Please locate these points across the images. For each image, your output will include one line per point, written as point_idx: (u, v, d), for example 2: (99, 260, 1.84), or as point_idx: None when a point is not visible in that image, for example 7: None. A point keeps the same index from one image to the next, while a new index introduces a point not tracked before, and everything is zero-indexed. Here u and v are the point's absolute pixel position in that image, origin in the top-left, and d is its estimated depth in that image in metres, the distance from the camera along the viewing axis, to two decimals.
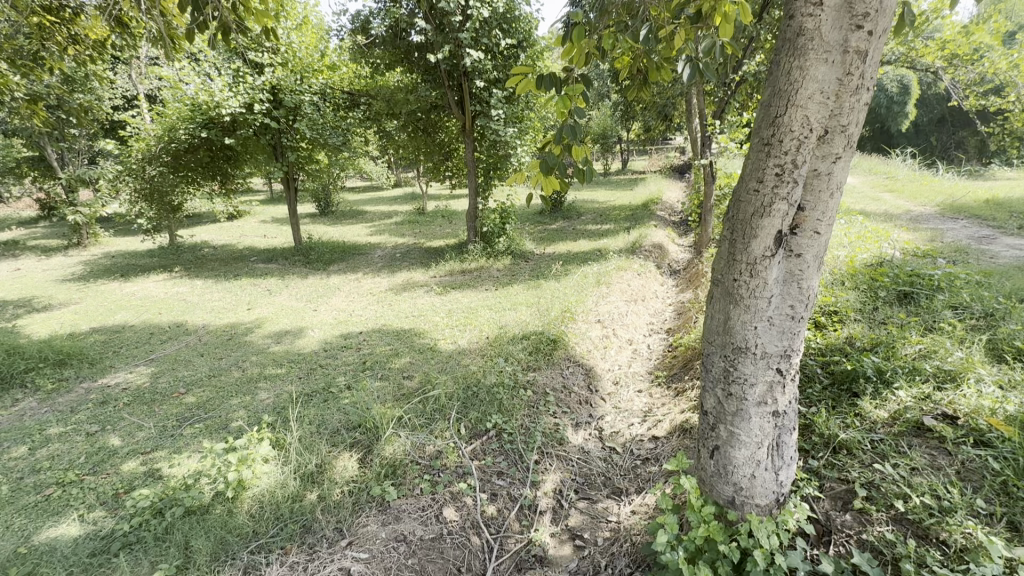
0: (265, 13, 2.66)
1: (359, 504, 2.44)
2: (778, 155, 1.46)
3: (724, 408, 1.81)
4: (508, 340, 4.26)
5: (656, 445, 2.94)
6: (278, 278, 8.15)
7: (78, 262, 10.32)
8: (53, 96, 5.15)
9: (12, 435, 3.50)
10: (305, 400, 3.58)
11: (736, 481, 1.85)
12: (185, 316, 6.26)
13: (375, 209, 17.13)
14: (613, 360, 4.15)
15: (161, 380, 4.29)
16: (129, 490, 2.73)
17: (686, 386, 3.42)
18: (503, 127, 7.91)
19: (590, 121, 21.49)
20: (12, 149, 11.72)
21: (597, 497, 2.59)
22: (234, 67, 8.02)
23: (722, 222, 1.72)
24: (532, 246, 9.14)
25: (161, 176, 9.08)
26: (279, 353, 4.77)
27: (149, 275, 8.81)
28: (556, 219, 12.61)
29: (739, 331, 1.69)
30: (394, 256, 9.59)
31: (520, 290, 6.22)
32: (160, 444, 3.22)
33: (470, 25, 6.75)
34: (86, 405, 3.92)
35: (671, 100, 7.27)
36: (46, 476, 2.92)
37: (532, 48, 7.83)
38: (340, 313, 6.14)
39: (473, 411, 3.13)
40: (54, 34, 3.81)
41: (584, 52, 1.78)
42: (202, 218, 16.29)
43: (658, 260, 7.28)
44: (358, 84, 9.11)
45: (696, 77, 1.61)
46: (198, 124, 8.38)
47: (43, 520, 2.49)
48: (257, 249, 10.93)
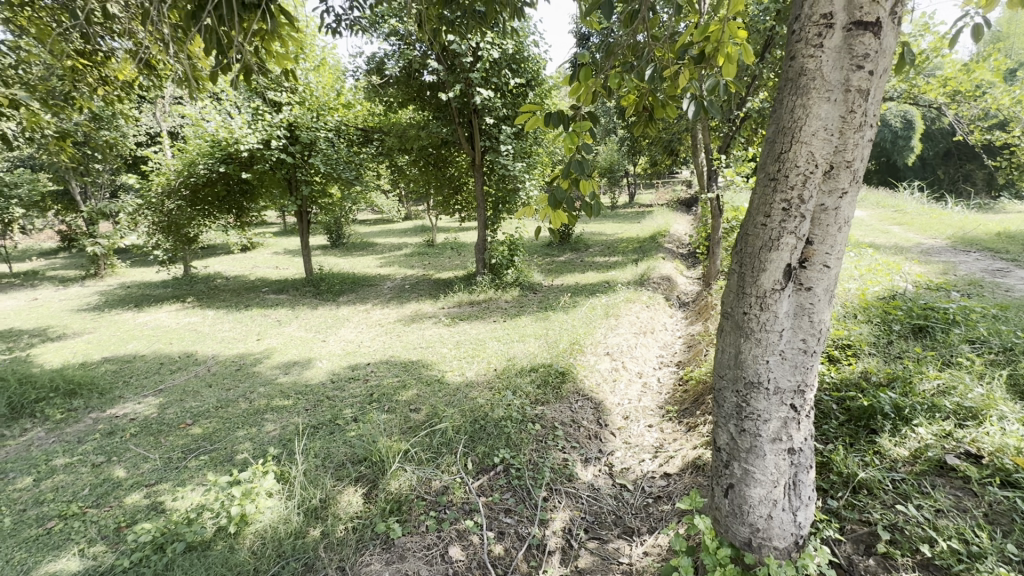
0: (286, 56, 2.77)
1: (364, 542, 2.37)
2: (785, 190, 1.48)
3: (737, 444, 1.76)
4: (516, 372, 4.23)
5: (668, 482, 2.86)
6: (289, 309, 8.23)
7: (94, 292, 10.51)
8: (82, 133, 5.37)
9: (18, 466, 3.50)
10: (310, 433, 3.55)
11: (753, 522, 1.78)
12: (195, 346, 6.30)
13: (386, 240, 17.43)
14: (623, 394, 4.08)
15: (169, 411, 4.28)
16: (131, 525, 2.69)
17: (698, 422, 3.34)
18: (512, 162, 8.11)
19: (597, 156, 21.92)
20: (38, 183, 12.15)
21: (608, 537, 2.50)
22: (255, 105, 8.36)
23: (730, 255, 1.72)
24: (540, 278, 9.19)
25: (179, 209, 9.33)
26: (286, 384, 4.76)
27: (162, 305, 8.95)
28: (564, 251, 12.72)
29: (751, 365, 1.66)
30: (403, 287, 9.68)
31: (528, 321, 6.21)
32: (164, 476, 3.19)
33: (480, 65, 7.03)
34: (93, 436, 3.91)
35: (677, 135, 7.42)
36: (49, 508, 2.89)
37: (540, 87, 8.05)
38: (348, 344, 6.16)
39: (481, 446, 3.08)
40: (86, 74, 4.01)
41: (591, 90, 1.83)
42: (216, 249, 16.65)
43: (666, 292, 7.27)
44: (371, 121, 9.42)
45: (701, 114, 1.65)
46: (217, 159, 8.66)
47: (44, 554, 2.46)
48: (268, 279, 11.10)
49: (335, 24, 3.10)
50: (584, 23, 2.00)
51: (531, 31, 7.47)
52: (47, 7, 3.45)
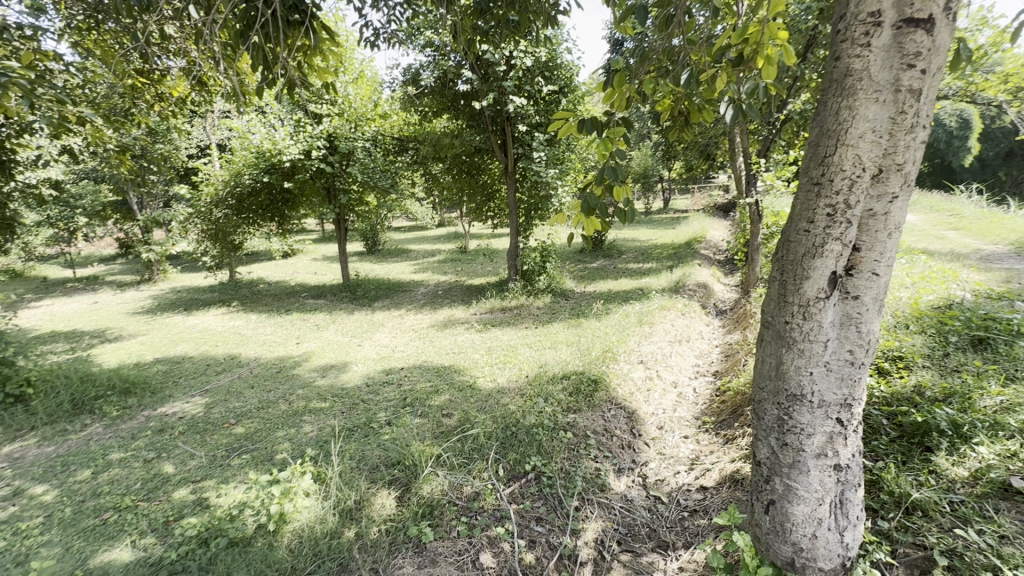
0: (328, 70, 2.86)
1: (396, 545, 2.40)
2: (829, 195, 1.43)
3: (779, 459, 1.69)
4: (548, 379, 4.20)
5: (705, 496, 2.77)
6: (326, 313, 8.48)
7: (148, 296, 11.13)
8: (140, 146, 5.71)
9: (78, 459, 3.73)
10: (346, 435, 3.63)
11: (795, 541, 1.70)
12: (239, 349, 6.56)
13: (419, 247, 17.75)
14: (657, 404, 3.99)
15: (214, 410, 4.48)
16: (178, 519, 2.81)
17: (737, 434, 3.23)
18: (544, 169, 8.14)
19: (631, 161, 21.72)
20: (100, 194, 13.00)
21: (642, 550, 2.44)
22: (297, 117, 8.70)
23: (771, 262, 1.67)
24: (573, 285, 9.14)
25: (226, 217, 9.78)
26: (324, 386, 4.90)
27: (209, 309, 9.39)
28: (597, 258, 12.63)
29: (793, 377, 1.60)
30: (436, 293, 9.81)
31: (560, 328, 6.18)
32: (209, 473, 3.33)
33: (513, 73, 7.11)
34: (145, 433, 4.12)
35: (714, 139, 7.26)
36: (105, 501, 3.07)
37: (573, 94, 8.04)
38: (382, 349, 6.28)
39: (512, 453, 3.07)
40: (143, 91, 4.27)
41: (626, 96, 1.82)
42: (260, 256, 17.36)
43: (703, 299, 7.08)
44: (406, 130, 9.64)
45: (740, 117, 1.61)
46: (261, 169, 9.04)
47: (99, 544, 2.60)
48: (308, 285, 11.48)
49: (373, 37, 3.19)
50: (618, 29, 1.98)
51: (565, 38, 7.49)
52: (112, 31, 3.70)
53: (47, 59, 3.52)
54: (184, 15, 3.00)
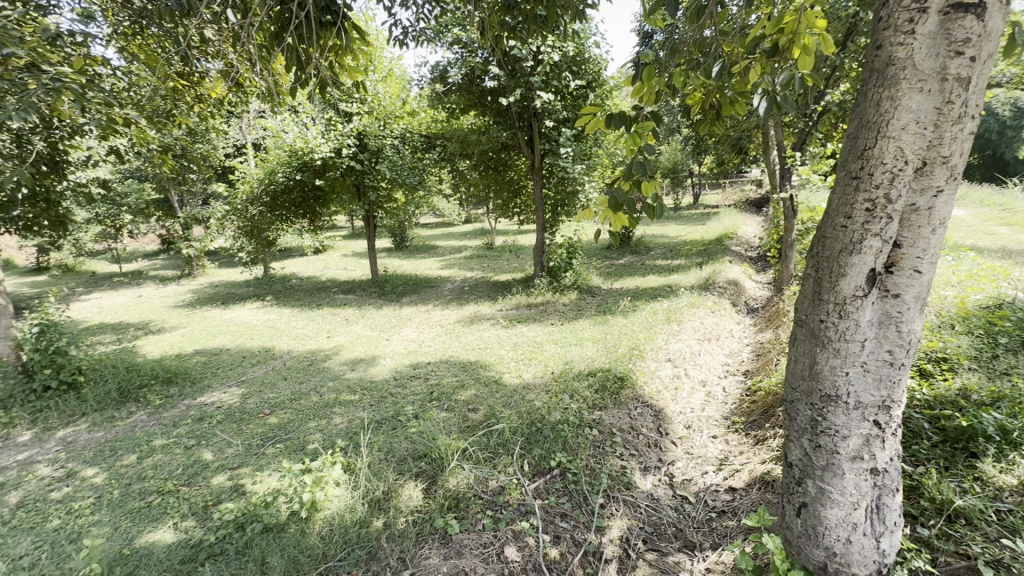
0: (358, 69, 2.91)
1: (422, 535, 2.45)
2: (868, 189, 1.38)
3: (812, 461, 1.65)
4: (574, 376, 4.19)
5: (734, 497, 2.71)
6: (356, 308, 8.67)
7: (188, 290, 11.60)
8: (181, 146, 5.94)
9: (124, 444, 3.93)
10: (375, 427, 3.72)
11: (829, 546, 1.66)
12: (273, 342, 6.78)
13: (446, 243, 17.93)
14: (685, 402, 3.93)
15: (250, 401, 4.65)
16: (216, 503, 2.94)
17: (768, 435, 3.15)
18: (571, 165, 8.08)
19: (660, 156, 21.35)
20: (144, 192, 13.62)
21: (668, 550, 2.41)
22: (328, 116, 8.89)
23: (806, 259, 1.62)
24: (599, 281, 9.07)
25: (260, 215, 10.10)
26: (353, 379, 5.02)
27: (245, 303, 9.73)
28: (624, 254, 12.49)
29: (828, 377, 1.55)
30: (462, 289, 9.90)
31: (586, 325, 6.15)
32: (246, 461, 3.47)
33: (540, 69, 7.08)
34: (186, 421, 4.31)
35: (747, 133, 7.07)
36: (149, 484, 3.23)
37: (601, 88, 7.95)
38: (410, 343, 6.37)
39: (537, 448, 3.08)
40: (184, 93, 4.44)
41: (655, 90, 1.79)
42: (293, 252, 17.87)
43: (734, 296, 6.92)
44: (434, 128, 9.73)
45: (773, 110, 1.57)
46: (294, 168, 9.30)
47: (144, 525, 2.75)
48: (338, 280, 11.75)
49: (402, 36, 3.23)
50: (648, 21, 1.95)
51: (593, 32, 7.41)
52: (155, 36, 3.86)
53: (96, 64, 3.70)
54: (222, 19, 3.11)
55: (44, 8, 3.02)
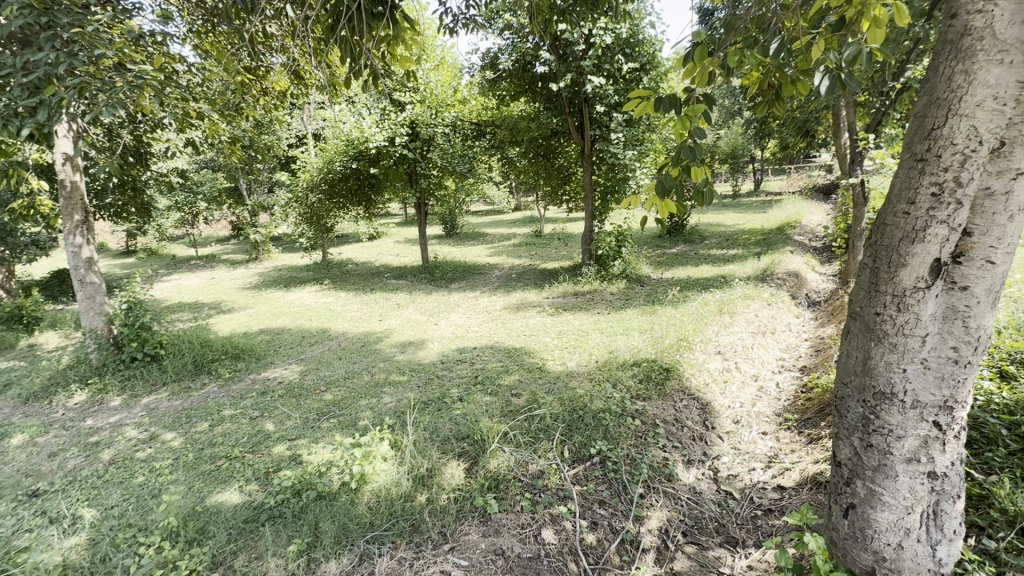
0: (409, 58, 2.95)
1: (463, 512, 2.54)
2: (935, 172, 1.28)
3: (863, 461, 1.57)
4: (618, 366, 4.15)
5: (782, 496, 2.61)
6: (407, 293, 8.95)
7: (254, 274, 12.39)
8: (249, 138, 6.31)
9: (199, 412, 4.31)
10: (421, 407, 3.86)
11: (877, 549, 1.57)
12: (330, 323, 7.14)
13: (496, 231, 18.06)
14: (734, 397, 3.80)
15: (308, 377, 4.95)
16: (276, 471, 3.17)
17: (823, 434, 3.00)
18: (622, 151, 7.90)
19: (719, 141, 20.39)
20: (217, 181, 14.62)
21: (708, 544, 2.37)
22: (383, 106, 9.15)
23: (864, 248, 1.53)
24: (649, 271, 8.85)
25: (319, 202, 10.59)
26: (403, 361, 5.22)
27: (305, 286, 10.29)
28: (677, 243, 12.11)
29: (882, 373, 1.46)
30: (510, 276, 9.97)
31: (634, 315, 6.05)
32: (303, 433, 3.71)
33: (592, 52, 6.92)
34: (252, 394, 4.66)
35: (814, 114, 6.63)
36: (218, 450, 3.53)
37: (655, 70, 7.67)
38: (457, 328, 6.52)
39: (578, 435, 3.09)
40: (251, 87, 4.72)
41: (709, 71, 1.73)
42: (349, 238, 18.63)
43: (794, 288, 6.56)
44: (484, 115, 9.77)
45: (837, 88, 1.47)
46: (350, 157, 9.67)
47: (214, 486, 3.01)
48: (391, 266, 12.16)
49: (452, 23, 3.24)
50: None
51: (648, 11, 7.15)
52: (225, 33, 4.10)
53: (174, 62, 4.00)
54: (283, 15, 3.27)
55: (129, 11, 3.30)
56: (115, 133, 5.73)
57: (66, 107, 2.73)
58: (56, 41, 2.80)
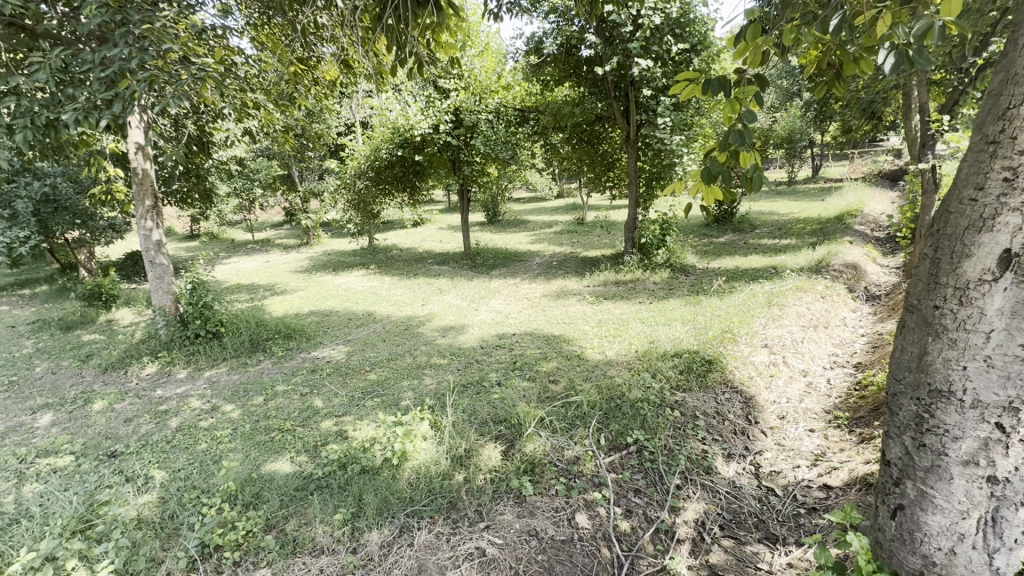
0: (452, 46, 2.96)
1: (499, 493, 2.60)
2: (1008, 156, 1.19)
3: (914, 461, 1.50)
4: (658, 356, 4.09)
5: (828, 495, 2.52)
6: (449, 279, 9.10)
7: (305, 258, 12.96)
8: (301, 126, 6.56)
9: (255, 387, 4.60)
10: (461, 390, 3.97)
11: (927, 554, 1.51)
12: (375, 307, 7.40)
13: (538, 218, 18.00)
14: (780, 391, 3.67)
15: (354, 358, 5.17)
16: (324, 444, 3.35)
17: (876, 434, 2.85)
18: (669, 136, 7.63)
19: (775, 125, 19.38)
20: (271, 169, 15.29)
21: (746, 539, 2.33)
22: (428, 93, 9.26)
23: (926, 237, 1.45)
24: (694, 260, 8.60)
25: (366, 188, 10.90)
26: (443, 345, 5.35)
27: (352, 271, 10.67)
28: (725, 232, 11.68)
29: (939, 370, 1.38)
30: (551, 263, 9.95)
31: (677, 305, 5.92)
32: (349, 410, 3.89)
33: (640, 34, 6.70)
34: (303, 371, 4.93)
35: (882, 94, 6.19)
36: (272, 422, 3.76)
37: (707, 51, 7.34)
38: (497, 314, 6.60)
39: (614, 424, 3.09)
40: (303, 78, 4.89)
41: (762, 50, 1.65)
42: (394, 224, 19.09)
43: (851, 281, 6.21)
44: (528, 101, 9.71)
45: (903, 66, 1.37)
46: (396, 144, 9.88)
47: (269, 455, 3.22)
48: (434, 252, 12.40)
49: (497, 9, 3.22)
50: None
51: None
52: (279, 24, 4.26)
53: (234, 55, 4.20)
54: (333, 7, 3.38)
55: (193, 7, 3.50)
56: (181, 124, 6.10)
57: (137, 100, 2.94)
58: (129, 38, 3.00)
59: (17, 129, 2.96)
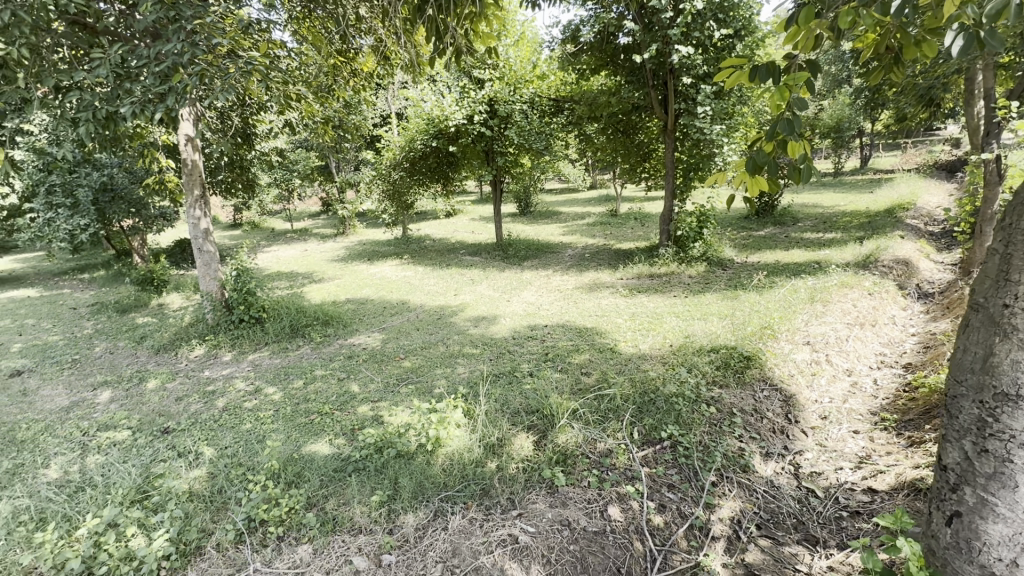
0: (490, 35, 2.92)
1: (531, 482, 2.62)
2: None
3: (974, 467, 1.43)
4: (693, 351, 4.01)
5: (873, 499, 2.43)
6: (481, 270, 9.16)
7: (342, 247, 13.28)
8: (339, 118, 6.70)
9: (295, 371, 4.77)
10: (493, 379, 4.01)
11: (985, 564, 1.43)
12: (409, 296, 7.52)
13: (570, 209, 17.83)
14: (823, 390, 3.54)
15: (389, 345, 5.29)
16: (361, 428, 3.45)
17: (927, 438, 2.73)
18: (710, 125, 7.37)
19: (821, 113, 18.51)
20: (310, 159, 15.69)
21: (784, 540, 2.27)
22: (463, 84, 9.28)
23: (996, 232, 1.37)
24: (732, 253, 8.35)
25: (401, 179, 11.06)
26: (476, 335, 5.41)
27: (387, 260, 10.87)
28: (765, 224, 11.29)
29: (1007, 373, 1.31)
30: (583, 255, 9.86)
31: (713, 299, 5.77)
32: (384, 396, 3.99)
33: (680, 20, 6.50)
34: (340, 357, 5.08)
35: (942, 79, 5.82)
36: (311, 405, 3.90)
37: (751, 36, 7.06)
38: (529, 305, 6.61)
39: (648, 418, 3.06)
40: (342, 70, 4.98)
41: (815, 34, 1.57)
42: (427, 215, 19.30)
43: (901, 277, 5.92)
44: (563, 91, 9.61)
45: (974, 49, 1.27)
46: (431, 135, 9.96)
47: (309, 437, 3.35)
48: (466, 242, 12.49)
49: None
50: None
51: None
52: (319, 17, 4.34)
53: (277, 47, 4.30)
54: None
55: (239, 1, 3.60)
56: (227, 116, 6.33)
57: (188, 92, 3.06)
58: (182, 33, 3.11)
59: (81, 122, 3.13)
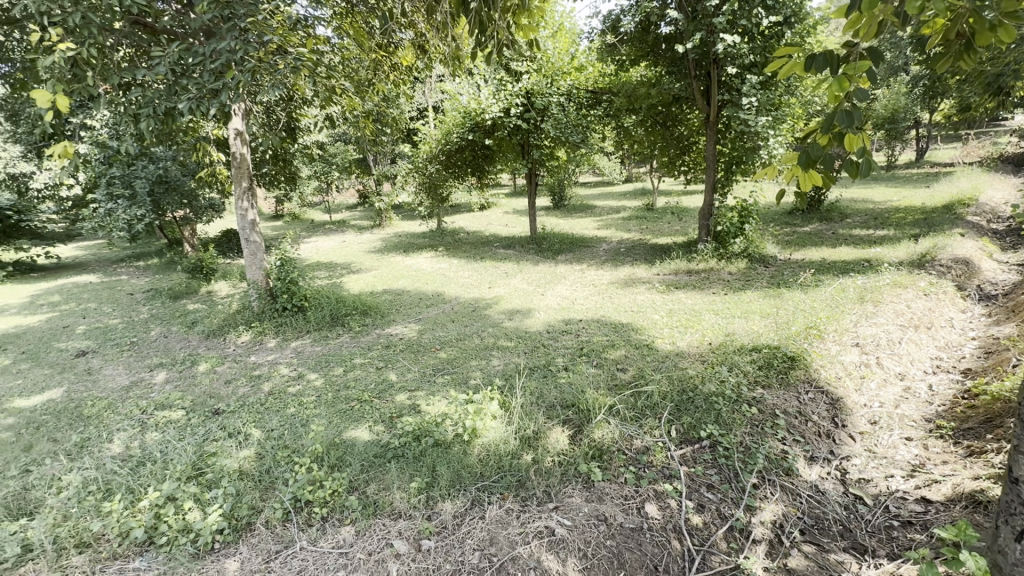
0: (532, 28, 2.82)
1: (567, 476, 2.63)
2: None
3: None
4: (734, 349, 3.91)
5: (927, 510, 2.32)
6: (515, 263, 9.18)
7: (378, 239, 13.55)
8: (379, 111, 6.82)
9: (335, 359, 4.93)
10: (528, 372, 4.03)
11: None
12: (444, 288, 7.62)
13: (605, 203, 17.59)
14: (873, 395, 3.40)
15: (425, 336, 5.39)
16: (399, 416, 3.54)
17: (989, 448, 2.58)
18: (754, 117, 7.10)
19: (874, 102, 17.55)
20: (348, 152, 16.02)
21: (830, 547, 2.21)
22: (500, 77, 9.27)
23: None
24: (775, 250, 8.07)
25: (437, 172, 11.17)
26: (510, 328, 5.44)
27: (422, 252, 11.04)
28: (811, 220, 10.84)
29: None
30: (618, 250, 9.74)
31: (754, 297, 5.61)
32: (421, 385, 4.08)
33: (726, 8, 6.27)
34: (378, 346, 5.21)
35: (1013, 66, 5.41)
36: (351, 392, 4.03)
37: (801, 23, 6.73)
38: (563, 300, 6.59)
39: (687, 417, 3.01)
40: (383, 64, 5.06)
41: (877, 20, 1.50)
42: (461, 207, 19.44)
43: (960, 278, 5.58)
44: (602, 82, 9.46)
45: None
46: (467, 128, 10.01)
47: (350, 422, 3.46)
48: (500, 235, 12.54)
49: None
50: None
51: None
52: (362, 13, 4.41)
53: (321, 44, 4.40)
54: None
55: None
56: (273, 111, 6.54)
57: (240, 88, 3.18)
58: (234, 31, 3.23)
59: (142, 118, 3.30)
